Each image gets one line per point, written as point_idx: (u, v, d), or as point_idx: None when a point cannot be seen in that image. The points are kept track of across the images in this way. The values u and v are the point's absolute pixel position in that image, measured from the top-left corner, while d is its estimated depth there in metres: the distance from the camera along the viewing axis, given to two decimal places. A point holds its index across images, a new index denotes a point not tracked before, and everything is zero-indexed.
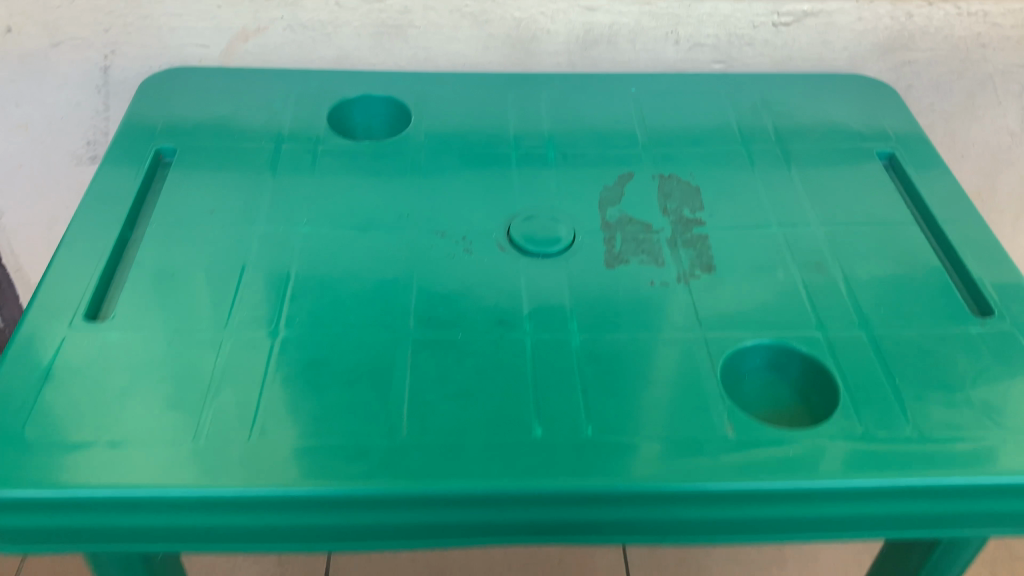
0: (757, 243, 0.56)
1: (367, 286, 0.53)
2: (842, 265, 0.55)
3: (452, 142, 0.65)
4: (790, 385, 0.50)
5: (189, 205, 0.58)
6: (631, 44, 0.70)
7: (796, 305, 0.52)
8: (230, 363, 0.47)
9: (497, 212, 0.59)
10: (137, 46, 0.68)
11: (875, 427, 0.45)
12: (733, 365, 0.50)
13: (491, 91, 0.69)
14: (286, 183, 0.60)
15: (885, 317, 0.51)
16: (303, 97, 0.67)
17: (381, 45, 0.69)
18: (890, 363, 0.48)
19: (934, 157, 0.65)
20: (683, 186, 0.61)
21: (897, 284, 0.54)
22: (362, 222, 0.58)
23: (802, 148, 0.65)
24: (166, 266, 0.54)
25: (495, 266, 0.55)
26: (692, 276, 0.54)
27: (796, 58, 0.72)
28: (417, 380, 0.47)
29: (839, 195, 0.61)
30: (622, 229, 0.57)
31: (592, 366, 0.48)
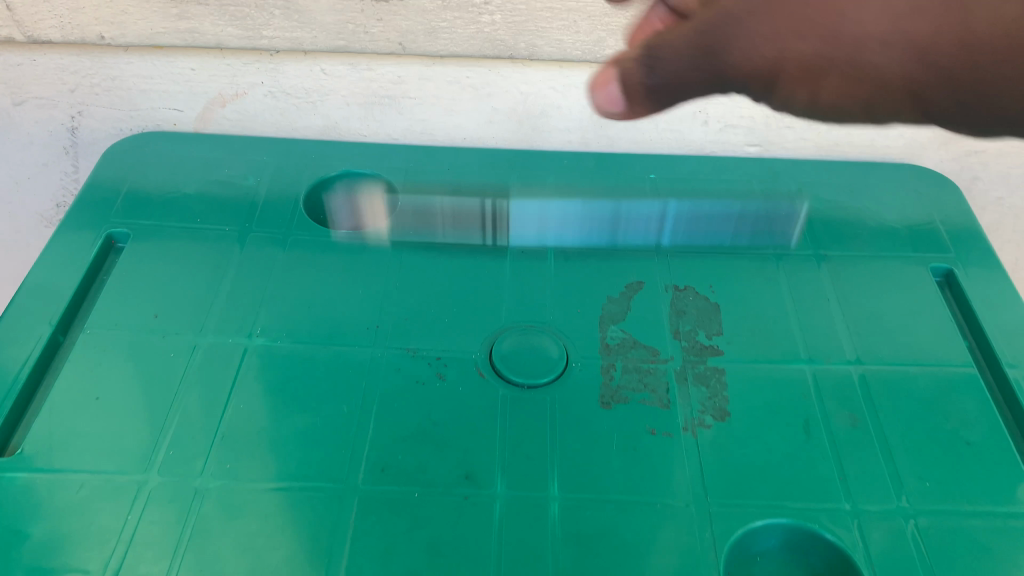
0: (781, 383, 0.48)
1: (318, 418, 0.45)
2: (882, 420, 0.46)
3: (440, 234, 0.57)
4: (809, 569, 0.42)
5: (130, 302, 0.51)
6: (653, 124, 0.62)
7: (824, 472, 0.44)
8: (146, 520, 0.41)
9: (480, 324, 0.51)
10: (105, 106, 0.62)
11: None
12: (742, 545, 0.42)
13: (492, 173, 0.62)
14: (245, 278, 0.53)
15: (930, 495, 0.43)
16: (282, 171, 0.61)
17: (372, 115, 0.62)
18: (933, 562, 0.40)
19: (999, 275, 0.55)
20: (701, 302, 0.53)
21: (947, 449, 0.45)
22: (325, 334, 0.50)
23: (841, 255, 0.57)
24: (91, 384, 0.46)
25: (470, 399, 0.47)
26: (702, 425, 0.46)
27: (843, 144, 0.63)
28: (360, 559, 0.40)
29: (883, 323, 0.52)
30: (624, 356, 0.49)
31: (570, 547, 0.40)
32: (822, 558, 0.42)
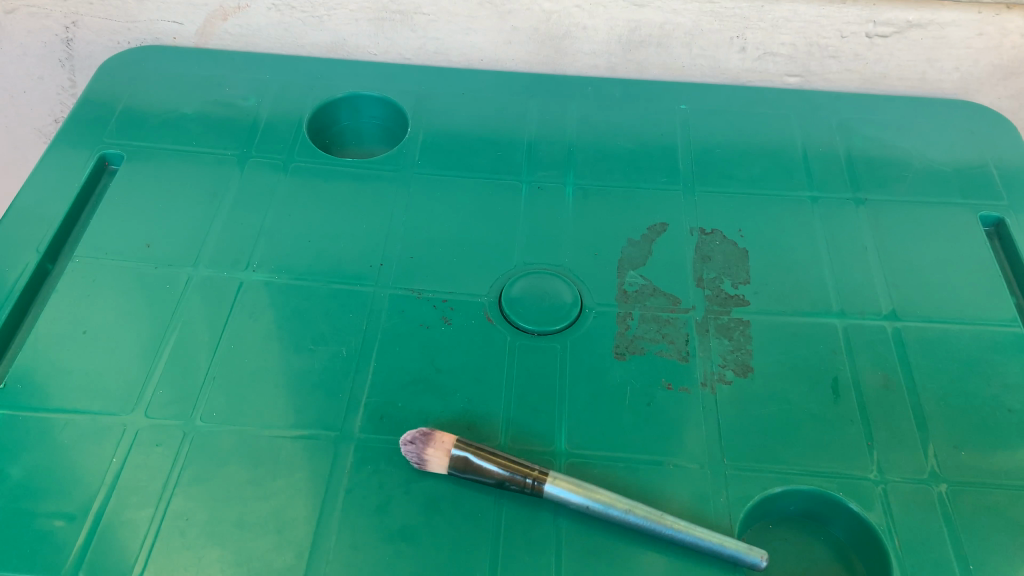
0: (809, 339, 0.45)
1: (314, 361, 0.43)
2: (916, 384, 0.43)
3: (451, 166, 0.53)
4: (830, 538, 0.40)
5: (122, 231, 0.48)
6: (686, 49, 0.57)
7: (851, 437, 0.41)
8: (129, 464, 0.38)
9: (491, 264, 0.48)
10: (100, 17, 0.58)
11: None
12: (758, 512, 0.39)
13: (510, 100, 0.57)
14: (243, 206, 0.50)
15: (966, 465, 0.40)
16: (286, 92, 0.57)
17: (382, 33, 0.57)
18: (964, 538, 0.37)
19: None
20: (728, 247, 0.49)
21: (986, 417, 0.42)
22: (324, 271, 0.47)
23: (882, 199, 0.52)
24: (79, 318, 0.44)
25: (475, 345, 0.44)
26: (720, 379, 0.43)
27: (892, 76, 0.58)
28: (354, 511, 0.37)
29: (924, 276, 0.48)
30: (642, 304, 0.46)
31: (575, 507, 0.38)
32: (845, 528, 0.39)
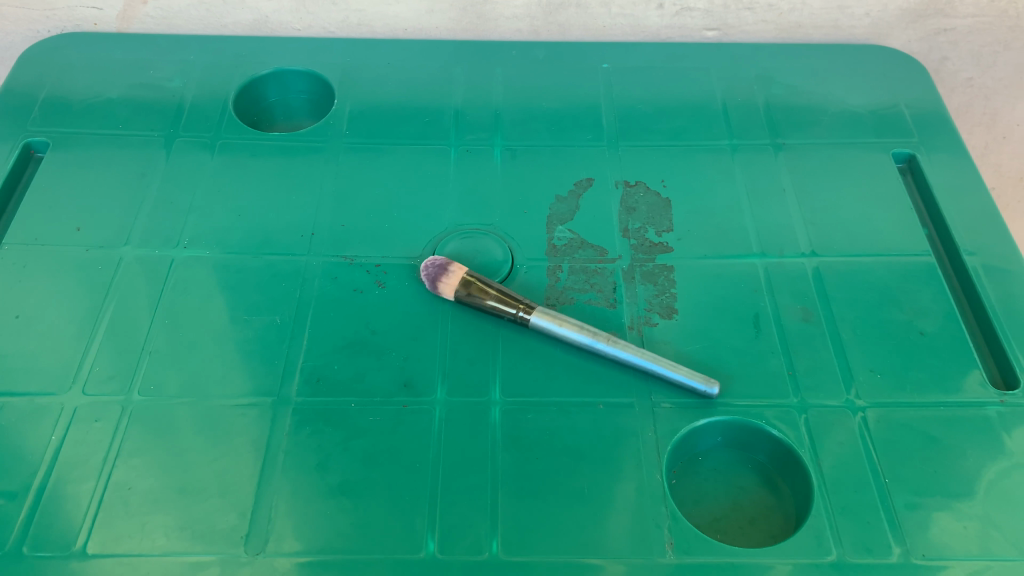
0: (731, 280, 0.46)
1: (250, 331, 0.43)
2: (834, 315, 0.45)
3: (380, 135, 0.54)
4: (754, 464, 0.42)
5: (51, 216, 0.48)
6: (605, 8, 0.58)
7: (773, 368, 0.43)
8: (68, 441, 0.39)
9: (423, 227, 0.49)
10: (16, 7, 0.58)
11: (855, 550, 0.36)
12: (685, 445, 0.41)
13: (436, 68, 0.58)
14: (174, 185, 0.50)
15: (882, 387, 0.42)
16: (211, 71, 0.57)
17: (303, 8, 0.58)
18: (880, 452, 0.39)
19: (964, 159, 0.53)
20: (652, 198, 0.50)
21: (900, 341, 0.44)
22: (255, 245, 0.47)
23: (799, 143, 0.54)
24: (11, 303, 0.44)
25: (409, 305, 0.45)
26: (647, 322, 0.44)
27: (806, 25, 0.59)
28: (294, 469, 0.38)
29: (841, 214, 0.50)
30: (571, 256, 0.47)
31: (510, 451, 0.39)
32: (769, 454, 0.41)
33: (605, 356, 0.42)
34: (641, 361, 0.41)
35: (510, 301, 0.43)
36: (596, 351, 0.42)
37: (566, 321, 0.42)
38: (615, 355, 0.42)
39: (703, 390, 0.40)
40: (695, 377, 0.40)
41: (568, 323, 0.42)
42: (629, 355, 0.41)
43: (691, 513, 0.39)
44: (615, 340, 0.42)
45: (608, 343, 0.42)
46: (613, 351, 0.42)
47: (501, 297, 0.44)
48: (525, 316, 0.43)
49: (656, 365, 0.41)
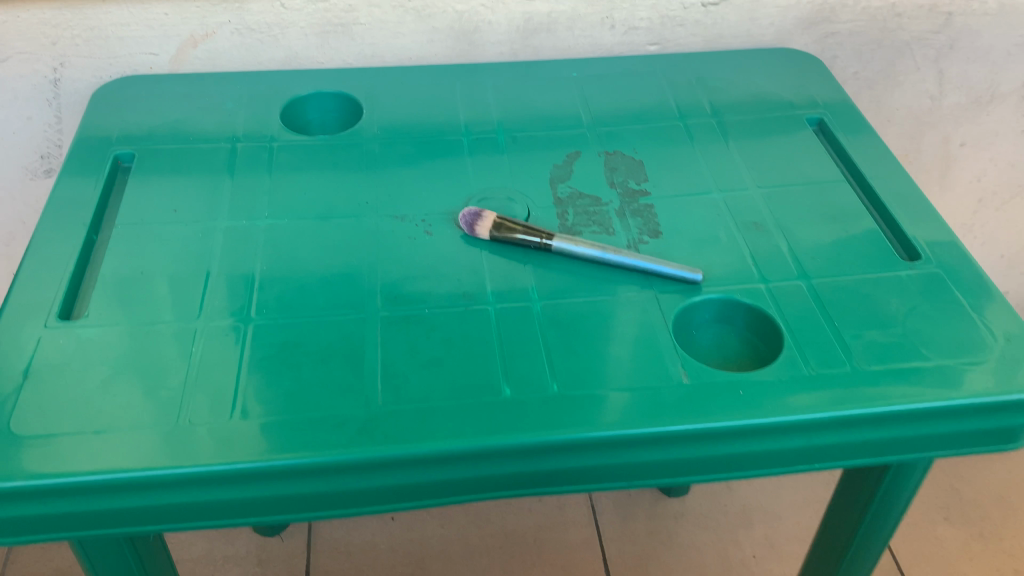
0: (699, 210, 0.60)
1: (333, 270, 0.55)
2: (780, 224, 0.58)
3: (404, 133, 0.66)
4: (736, 334, 0.54)
5: (150, 204, 0.59)
6: (569, 31, 0.73)
7: (740, 262, 0.56)
8: (206, 351, 0.49)
9: (452, 193, 0.61)
10: (86, 57, 0.70)
11: (819, 367, 0.49)
12: (683, 321, 0.53)
13: (438, 85, 0.71)
14: (244, 176, 0.62)
15: (823, 266, 0.55)
16: (255, 94, 0.69)
17: (328, 44, 0.71)
18: (828, 306, 0.52)
19: (860, 117, 0.68)
20: (628, 160, 0.64)
21: (832, 236, 0.57)
22: (322, 213, 0.59)
23: (736, 117, 0.68)
24: (134, 265, 0.54)
25: (454, 245, 0.57)
26: (641, 241, 0.57)
27: (726, 36, 0.76)
28: (390, 354, 0.49)
29: (775, 161, 0.64)
30: (574, 204, 0.60)
31: (553, 330, 0.51)
32: (746, 323, 0.54)
33: (612, 265, 0.55)
34: (641, 263, 0.54)
35: (536, 233, 0.56)
36: (604, 262, 0.55)
37: (579, 242, 0.55)
38: (619, 262, 0.55)
39: (691, 277, 0.53)
40: (684, 268, 0.53)
41: (581, 242, 0.55)
42: (631, 260, 0.54)
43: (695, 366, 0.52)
44: (619, 251, 0.55)
45: (614, 254, 0.55)
46: (620, 259, 0.54)
47: (527, 230, 0.56)
48: (548, 242, 0.56)
49: (653, 264, 0.54)
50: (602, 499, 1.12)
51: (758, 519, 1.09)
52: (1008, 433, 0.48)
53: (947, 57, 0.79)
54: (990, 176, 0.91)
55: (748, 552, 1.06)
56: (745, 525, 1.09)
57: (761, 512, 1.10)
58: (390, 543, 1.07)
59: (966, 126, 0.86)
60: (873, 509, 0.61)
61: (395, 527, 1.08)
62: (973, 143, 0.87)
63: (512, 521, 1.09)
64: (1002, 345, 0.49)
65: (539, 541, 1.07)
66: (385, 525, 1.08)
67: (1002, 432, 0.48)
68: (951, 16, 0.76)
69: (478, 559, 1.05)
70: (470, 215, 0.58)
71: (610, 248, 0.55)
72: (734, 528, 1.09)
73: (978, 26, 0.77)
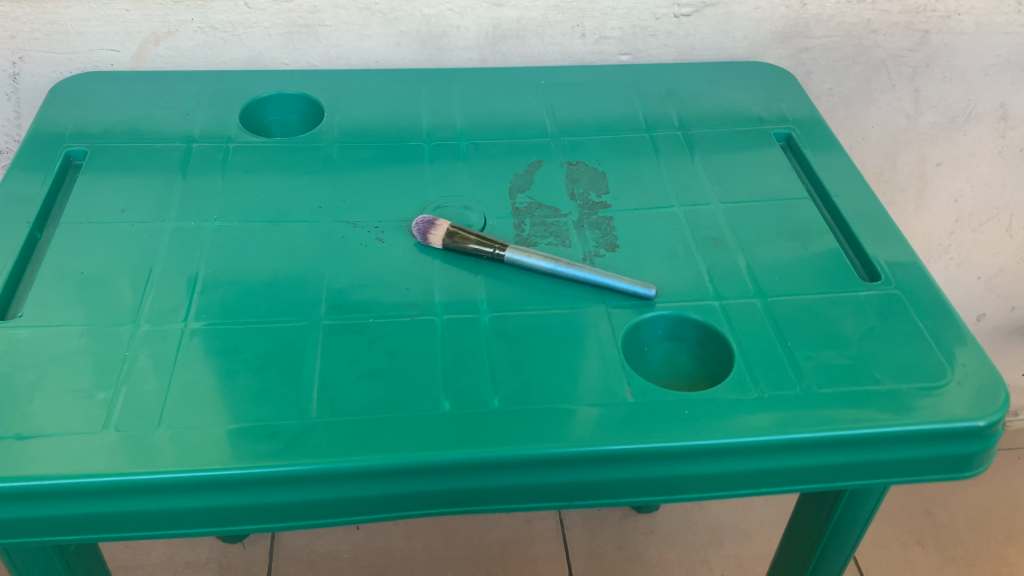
0: (658, 223, 0.58)
1: (279, 276, 0.53)
2: (739, 240, 0.57)
3: (365, 137, 0.65)
4: (688, 351, 0.53)
5: (97, 203, 0.57)
6: (539, 38, 0.72)
7: (696, 278, 0.54)
8: (140, 356, 0.48)
9: (409, 199, 0.60)
10: (45, 51, 0.68)
11: (768, 389, 0.48)
12: (634, 337, 0.52)
13: (404, 88, 0.70)
14: (197, 176, 0.60)
15: (781, 285, 0.54)
16: (216, 93, 0.68)
17: (293, 45, 0.70)
18: (782, 326, 0.51)
19: (828, 133, 0.67)
20: (590, 171, 0.63)
21: (791, 254, 0.56)
22: (273, 216, 0.58)
23: (702, 131, 0.67)
24: (74, 264, 0.53)
25: (406, 253, 0.56)
26: (597, 254, 0.56)
27: (699, 47, 0.75)
28: (330, 363, 0.48)
29: (739, 175, 0.63)
30: (532, 214, 0.59)
31: (500, 343, 0.50)
32: (698, 340, 0.53)
33: (565, 277, 0.54)
34: (594, 276, 0.53)
35: (489, 243, 0.55)
36: (557, 274, 0.54)
37: (532, 253, 0.54)
38: (572, 275, 0.53)
39: (645, 292, 0.52)
40: (638, 283, 0.52)
41: (534, 254, 0.54)
42: (583, 273, 0.53)
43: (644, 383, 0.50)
44: (571, 263, 0.53)
45: (567, 266, 0.53)
46: (572, 271, 0.53)
47: (480, 240, 0.55)
48: (501, 253, 0.55)
49: (606, 278, 0.53)
50: (571, 512, 1.10)
51: (728, 537, 1.08)
52: (961, 461, 0.47)
53: (923, 76, 0.78)
54: (967, 197, 0.90)
55: (716, 571, 1.05)
56: (714, 543, 1.08)
57: (732, 530, 1.09)
58: (354, 552, 1.05)
59: (943, 146, 0.85)
60: (832, 526, 0.60)
61: (361, 536, 1.07)
62: (949, 163, 0.86)
63: (478, 533, 1.08)
64: (956, 370, 0.48)
65: (505, 554, 1.06)
66: (351, 534, 1.07)
67: (954, 459, 0.47)
68: (928, 34, 0.75)
69: (443, 571, 1.03)
70: (423, 223, 0.56)
71: (563, 260, 0.54)
72: (703, 546, 1.07)
73: (955, 44, 0.76)
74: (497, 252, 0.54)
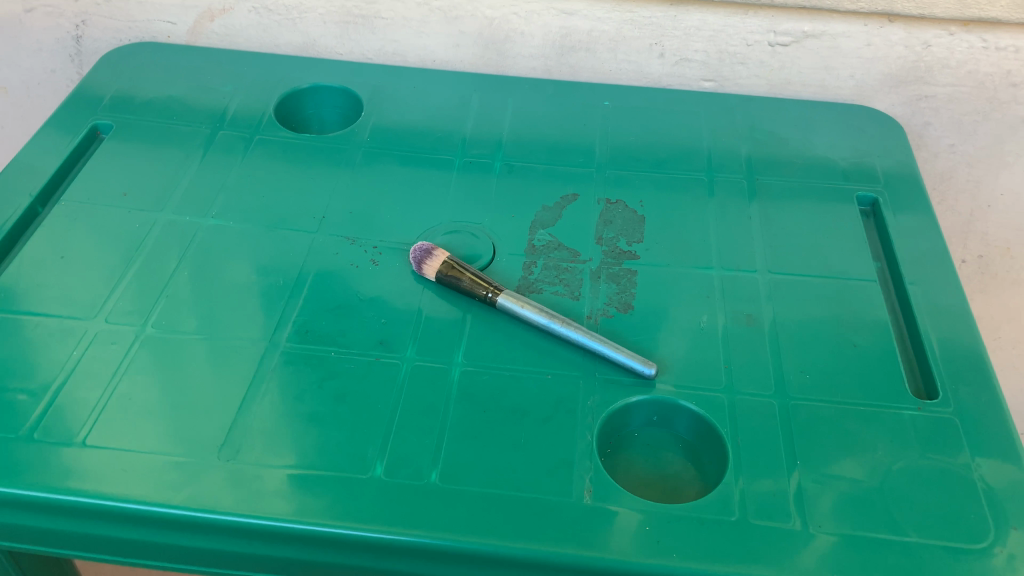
0: (687, 286, 0.51)
1: (254, 289, 0.50)
2: (777, 321, 0.49)
3: (396, 143, 0.60)
4: (683, 444, 0.46)
5: (104, 182, 0.56)
6: (611, 54, 0.65)
7: (710, 360, 0.47)
8: (86, 357, 0.45)
9: (420, 219, 0.55)
10: (105, 17, 0.68)
11: (755, 516, 0.40)
12: (620, 420, 0.45)
13: (455, 93, 0.65)
14: (210, 166, 0.57)
15: (810, 386, 0.45)
16: (259, 79, 0.65)
17: (348, 35, 0.67)
18: (796, 437, 0.43)
19: (924, 205, 0.57)
20: (628, 213, 0.56)
21: (834, 349, 0.47)
22: (272, 220, 0.54)
23: (773, 181, 0.58)
24: (58, 247, 0.51)
25: (396, 281, 0.51)
26: (604, 314, 0.49)
27: (796, 82, 0.65)
28: (273, 398, 0.44)
29: (800, 241, 0.54)
30: (547, 256, 0.53)
31: (461, 403, 0.44)
32: (695, 434, 0.45)
33: (558, 336, 0.47)
34: (588, 342, 0.46)
35: (483, 284, 0.49)
36: (549, 331, 0.47)
37: (526, 304, 0.48)
38: (565, 335, 0.47)
39: (642, 370, 0.45)
40: (636, 358, 0.45)
41: (528, 304, 0.48)
42: (577, 336, 0.46)
43: (617, 476, 0.44)
44: (566, 322, 0.47)
45: (561, 325, 0.47)
46: (566, 331, 0.47)
47: (474, 280, 0.49)
48: (493, 297, 0.49)
49: (601, 346, 0.46)
50: None
51: None
52: None
53: None
54: None
55: None
56: None
57: None
58: None
59: None
60: None
61: None
62: None
63: None
64: (1002, 534, 0.39)
65: None
66: None
67: None
68: None
69: None
70: (419, 250, 0.51)
71: (559, 316, 0.47)
72: None
73: None
74: (489, 296, 0.49)
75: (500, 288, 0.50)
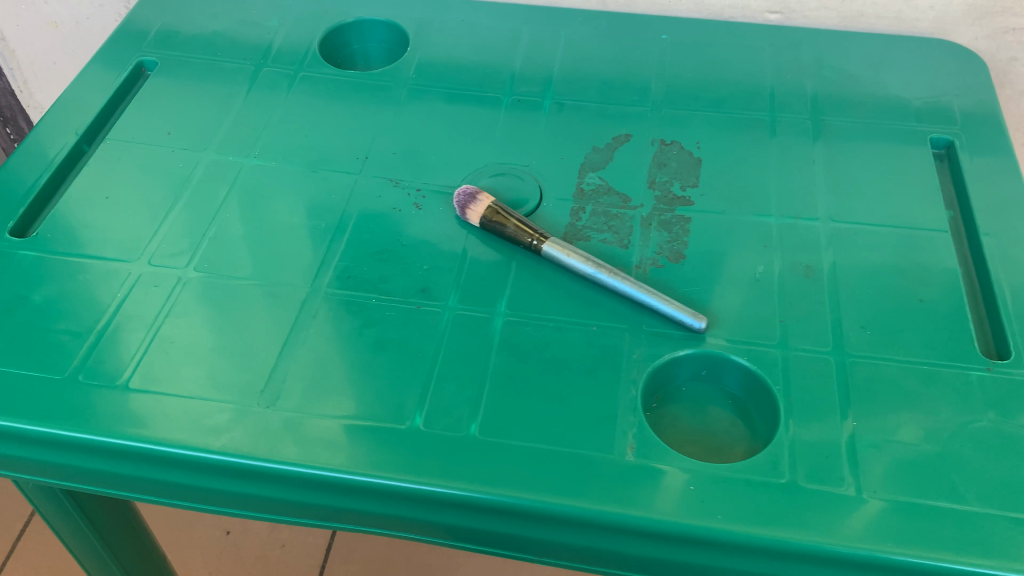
0: (743, 235, 0.48)
1: (295, 232, 0.49)
2: (837, 273, 0.46)
3: (442, 80, 0.58)
4: (731, 401, 0.44)
5: (148, 121, 0.55)
6: None
7: (765, 314, 0.44)
8: (130, 299, 0.45)
9: (465, 160, 0.53)
10: None
11: (805, 479, 0.38)
12: (666, 374, 0.44)
13: (505, 27, 0.62)
14: (253, 104, 0.56)
15: (871, 343, 0.43)
16: (305, 12, 0.63)
17: None
18: (852, 398, 0.41)
19: (1005, 149, 0.53)
20: (684, 156, 0.53)
21: (898, 304, 0.45)
22: (315, 161, 0.53)
23: (840, 122, 0.55)
24: (103, 187, 0.51)
25: (440, 225, 0.50)
26: (653, 263, 0.47)
27: (869, 14, 0.61)
28: (312, 344, 0.44)
29: (867, 188, 0.51)
30: (596, 201, 0.50)
31: (502, 354, 0.43)
32: (745, 390, 0.43)
33: (605, 286, 0.46)
34: (636, 293, 0.44)
35: (528, 231, 0.47)
36: (596, 281, 0.46)
37: (572, 252, 0.46)
38: (611, 286, 0.45)
39: (691, 323, 0.43)
40: (686, 311, 0.43)
41: (574, 253, 0.46)
42: (624, 286, 0.45)
43: (662, 433, 0.42)
44: (613, 272, 0.45)
45: (608, 275, 0.45)
46: (612, 282, 0.45)
47: (519, 226, 0.48)
48: (538, 245, 0.47)
49: (649, 297, 0.44)
50: None
51: None
52: None
53: None
54: None
55: None
56: None
57: None
58: None
59: None
60: None
61: None
62: None
63: None
64: None
65: None
66: None
67: None
68: None
69: None
70: (463, 194, 0.49)
71: (606, 266, 0.45)
72: None
73: None
74: (534, 243, 0.47)
75: (546, 235, 0.48)
